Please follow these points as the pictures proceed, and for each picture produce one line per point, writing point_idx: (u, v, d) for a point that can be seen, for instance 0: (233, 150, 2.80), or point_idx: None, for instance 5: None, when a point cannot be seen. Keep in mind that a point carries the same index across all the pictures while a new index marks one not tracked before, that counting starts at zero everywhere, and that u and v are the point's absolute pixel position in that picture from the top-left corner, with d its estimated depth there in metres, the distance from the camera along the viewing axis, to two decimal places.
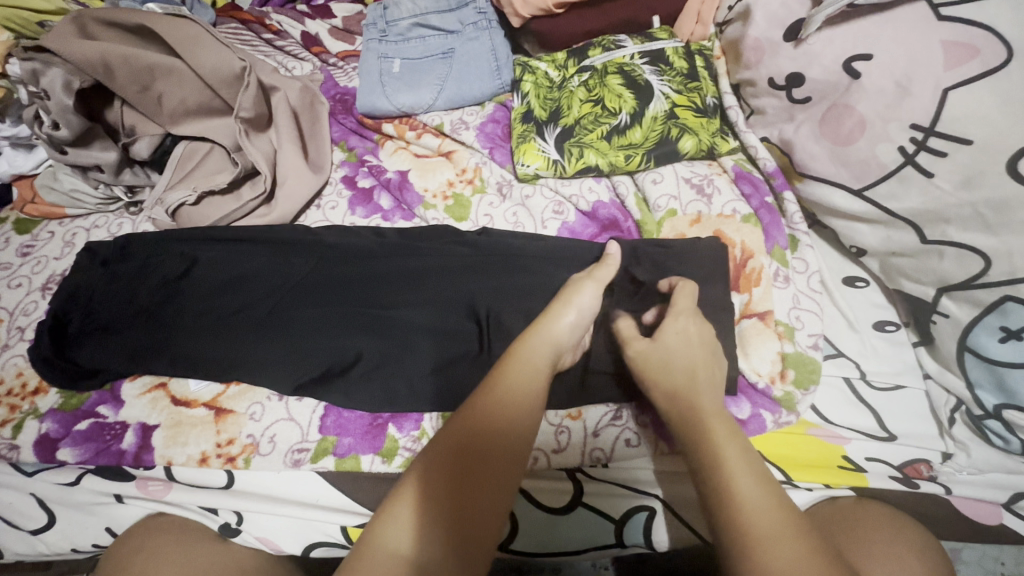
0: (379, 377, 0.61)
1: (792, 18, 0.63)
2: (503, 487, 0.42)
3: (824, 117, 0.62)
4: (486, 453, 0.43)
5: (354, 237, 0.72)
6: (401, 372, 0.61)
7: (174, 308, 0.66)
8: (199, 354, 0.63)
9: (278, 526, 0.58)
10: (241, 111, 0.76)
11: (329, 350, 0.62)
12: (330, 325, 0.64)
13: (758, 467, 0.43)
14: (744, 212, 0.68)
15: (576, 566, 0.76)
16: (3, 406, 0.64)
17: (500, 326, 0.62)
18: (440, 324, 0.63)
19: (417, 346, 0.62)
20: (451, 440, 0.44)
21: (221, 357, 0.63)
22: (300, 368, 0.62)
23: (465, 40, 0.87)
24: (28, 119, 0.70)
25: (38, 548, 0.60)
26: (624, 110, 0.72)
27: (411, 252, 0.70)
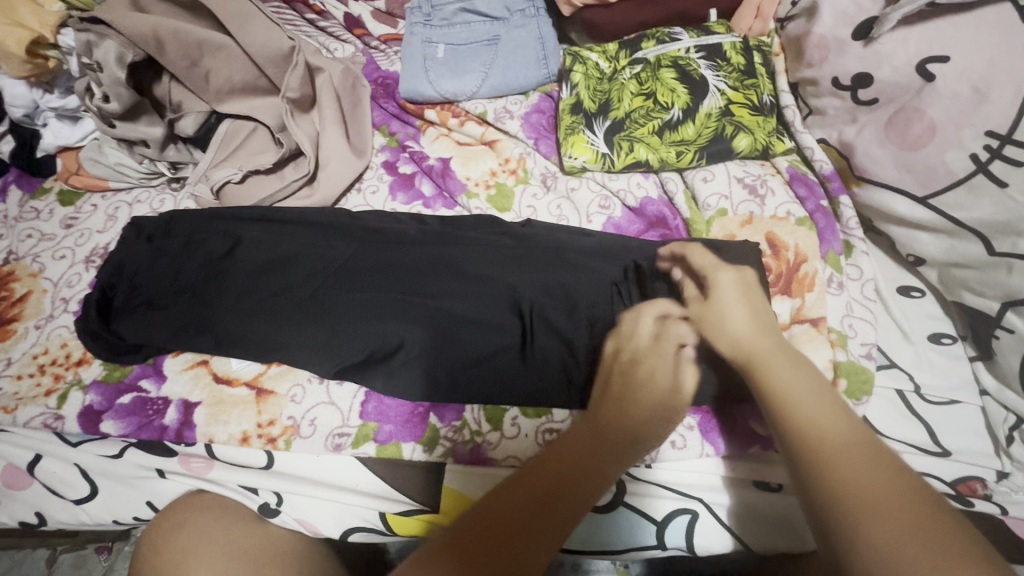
0: (421, 365, 0.60)
1: (862, 15, 0.61)
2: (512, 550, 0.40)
3: (890, 120, 0.60)
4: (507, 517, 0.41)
5: (397, 223, 0.71)
6: (442, 361, 0.60)
7: (217, 285, 0.65)
8: (243, 334, 0.63)
9: (316, 510, 0.58)
10: (288, 91, 0.76)
11: (376, 336, 0.61)
12: (380, 311, 0.63)
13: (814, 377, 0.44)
14: (798, 215, 0.67)
15: (595, 563, 0.76)
16: (47, 375, 0.64)
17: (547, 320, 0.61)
18: (482, 316, 0.62)
19: (460, 336, 0.61)
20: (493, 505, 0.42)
21: (264, 338, 0.62)
22: (347, 353, 0.61)
23: (512, 28, 0.85)
24: (79, 90, 0.70)
25: (80, 517, 0.61)
26: (677, 105, 0.70)
27: (453, 240, 0.69)
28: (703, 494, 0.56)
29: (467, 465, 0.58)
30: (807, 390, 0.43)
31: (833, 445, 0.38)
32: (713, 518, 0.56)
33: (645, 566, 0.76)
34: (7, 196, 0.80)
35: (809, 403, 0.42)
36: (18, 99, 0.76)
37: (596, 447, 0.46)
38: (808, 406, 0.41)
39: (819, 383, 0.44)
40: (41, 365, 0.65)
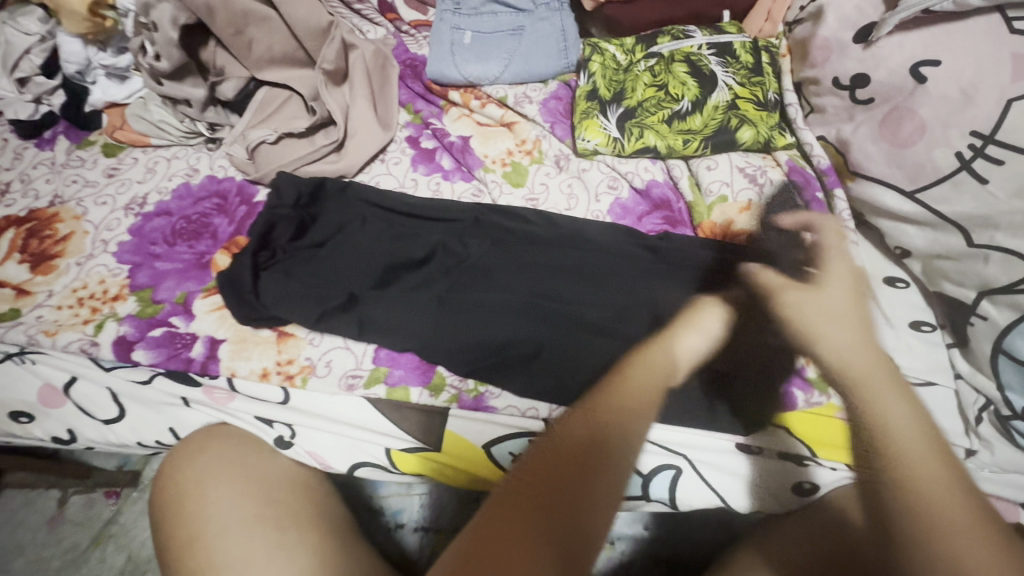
0: (451, 338, 0.63)
1: (864, 21, 0.66)
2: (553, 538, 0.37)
3: (884, 118, 0.64)
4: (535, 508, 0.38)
5: (494, 208, 0.74)
6: (471, 336, 0.63)
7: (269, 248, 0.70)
8: (286, 295, 0.66)
9: (326, 443, 0.63)
10: (324, 63, 0.81)
11: (496, 334, 0.63)
12: (509, 311, 0.64)
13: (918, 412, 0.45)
14: (794, 204, 0.71)
15: None
16: (85, 307, 0.69)
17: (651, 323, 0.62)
18: (586, 317, 0.63)
19: (491, 315, 0.64)
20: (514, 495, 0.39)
21: (305, 300, 0.66)
22: (459, 347, 0.63)
23: (535, 19, 0.90)
24: (134, 49, 0.76)
25: (108, 437, 0.66)
26: (686, 97, 0.75)
27: (490, 226, 0.73)
28: (689, 452, 0.59)
29: (471, 412, 0.61)
30: (914, 440, 0.42)
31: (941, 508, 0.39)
32: (695, 475, 0.59)
33: (631, 545, 0.77)
34: (55, 145, 0.85)
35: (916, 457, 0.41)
36: (73, 55, 0.83)
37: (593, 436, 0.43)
38: (920, 462, 0.41)
39: (920, 421, 0.44)
40: (80, 298, 0.70)
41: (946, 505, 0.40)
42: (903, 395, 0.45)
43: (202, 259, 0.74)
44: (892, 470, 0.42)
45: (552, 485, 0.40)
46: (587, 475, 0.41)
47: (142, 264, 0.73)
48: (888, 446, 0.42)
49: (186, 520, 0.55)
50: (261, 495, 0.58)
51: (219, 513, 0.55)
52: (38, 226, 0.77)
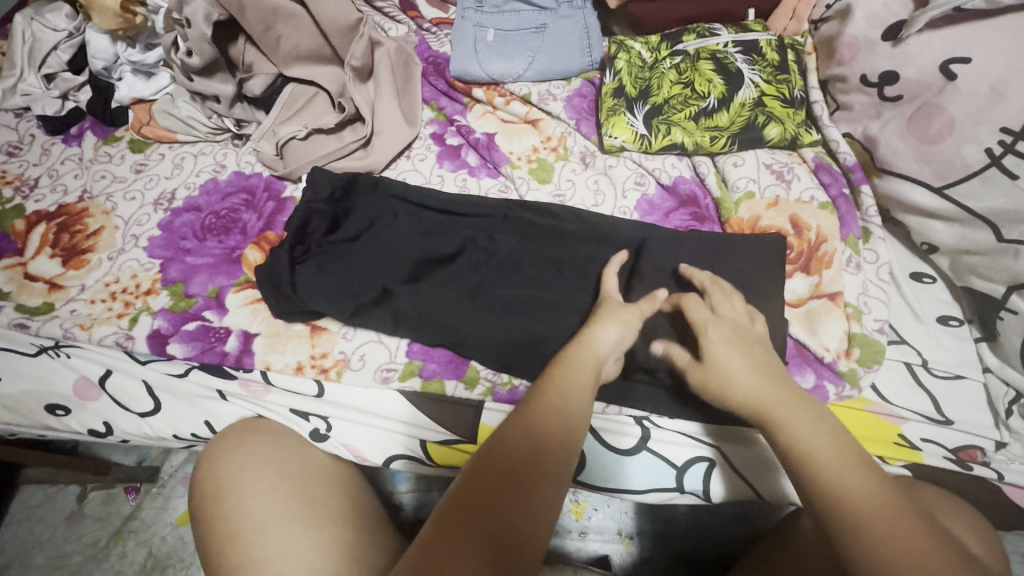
0: (481, 332, 0.63)
1: (893, 19, 0.67)
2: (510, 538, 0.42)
3: (913, 115, 0.65)
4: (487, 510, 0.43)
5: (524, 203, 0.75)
6: (501, 331, 0.63)
7: (305, 241, 0.71)
8: (320, 287, 0.66)
9: (362, 436, 0.63)
10: (352, 60, 0.82)
11: (526, 329, 0.63)
12: (539, 305, 0.64)
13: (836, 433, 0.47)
14: (821, 200, 0.71)
15: (603, 532, 0.82)
16: (118, 301, 0.70)
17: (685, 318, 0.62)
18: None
19: (522, 310, 0.64)
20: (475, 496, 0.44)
21: (338, 292, 0.66)
22: (491, 342, 0.63)
23: (559, 17, 0.91)
24: (167, 44, 0.77)
25: (144, 430, 0.66)
26: (713, 95, 0.76)
27: (525, 220, 0.73)
28: (722, 444, 0.59)
29: (506, 404, 0.62)
30: (831, 450, 0.45)
31: (862, 507, 0.43)
32: (731, 468, 0.59)
33: (650, 541, 0.81)
34: (83, 140, 0.86)
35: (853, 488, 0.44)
36: (101, 52, 0.84)
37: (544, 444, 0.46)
38: (829, 465, 0.45)
39: (832, 427, 0.48)
40: (113, 292, 0.71)
41: (870, 504, 0.43)
42: (817, 417, 0.48)
43: (233, 254, 0.74)
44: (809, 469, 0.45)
45: (479, 500, 0.43)
46: (527, 490, 0.44)
47: (173, 258, 0.74)
48: (803, 452, 0.46)
49: (225, 515, 0.56)
50: (298, 491, 0.58)
51: (258, 509, 0.56)
52: (68, 221, 0.77)
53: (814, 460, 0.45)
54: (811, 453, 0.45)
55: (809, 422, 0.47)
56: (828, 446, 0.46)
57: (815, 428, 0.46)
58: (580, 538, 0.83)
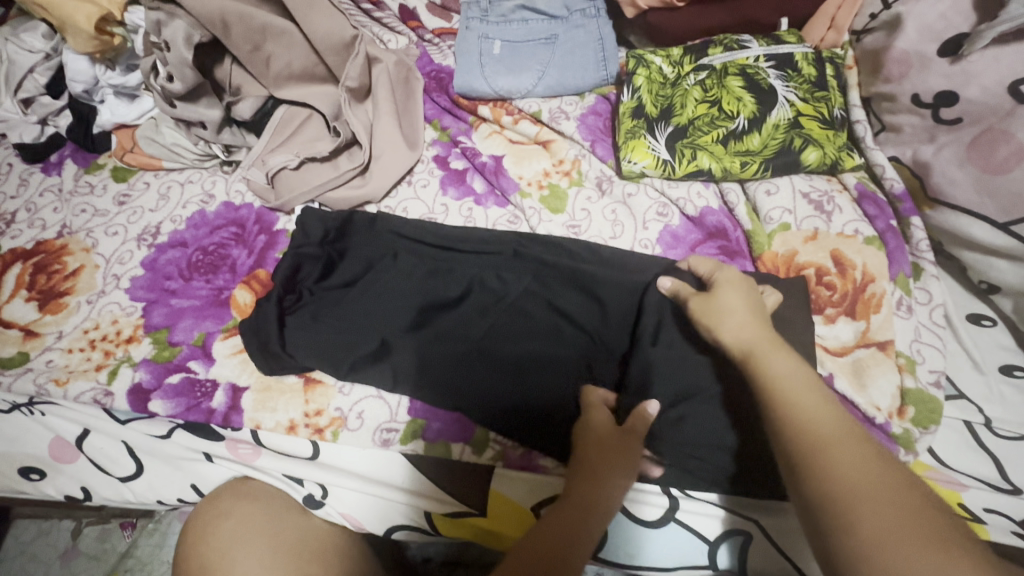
0: (488, 393, 0.57)
1: (951, 32, 0.59)
2: None
3: (974, 141, 0.57)
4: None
5: (535, 238, 0.69)
6: (510, 392, 0.57)
7: (295, 289, 0.65)
8: (312, 341, 0.61)
9: (360, 505, 0.58)
10: (347, 81, 0.76)
11: (541, 392, 0.57)
12: (554, 363, 0.59)
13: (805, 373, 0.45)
14: (867, 233, 0.64)
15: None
16: (97, 350, 0.65)
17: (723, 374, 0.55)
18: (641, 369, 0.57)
19: (532, 368, 0.59)
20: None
21: (331, 348, 0.60)
22: (500, 405, 0.57)
23: (570, 27, 0.84)
24: (145, 69, 0.71)
25: (125, 494, 0.61)
26: (743, 114, 0.69)
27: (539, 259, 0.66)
28: (759, 515, 0.53)
29: (518, 471, 0.56)
30: (797, 381, 0.44)
31: (828, 441, 0.40)
32: (770, 544, 0.53)
33: None
34: (63, 169, 0.80)
35: (805, 405, 0.42)
36: (80, 74, 0.78)
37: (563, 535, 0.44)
38: (796, 397, 0.43)
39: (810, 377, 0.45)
40: (91, 340, 0.65)
41: (822, 425, 0.41)
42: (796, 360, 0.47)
43: (221, 295, 0.68)
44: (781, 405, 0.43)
45: None
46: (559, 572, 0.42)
47: (157, 301, 0.68)
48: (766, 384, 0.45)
49: None
50: (291, 568, 0.53)
51: None
52: (45, 260, 0.72)
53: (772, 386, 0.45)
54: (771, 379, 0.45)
55: (786, 361, 0.46)
56: (795, 378, 0.44)
57: (789, 365, 0.45)
58: None
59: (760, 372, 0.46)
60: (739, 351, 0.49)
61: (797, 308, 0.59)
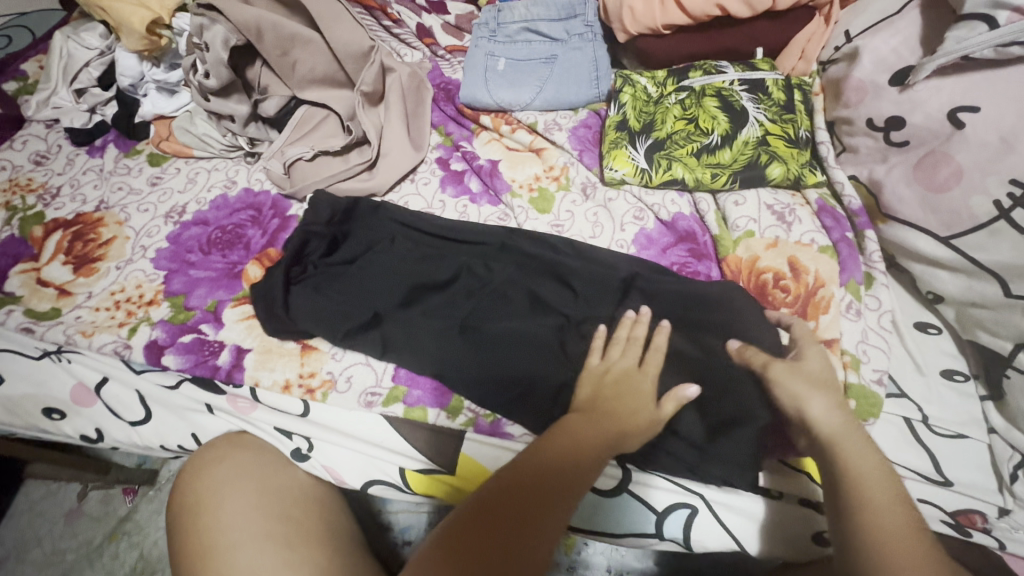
0: (464, 367, 0.63)
1: (901, 64, 0.66)
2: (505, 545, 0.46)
3: (919, 162, 0.63)
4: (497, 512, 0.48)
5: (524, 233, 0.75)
6: (485, 368, 0.63)
7: (302, 262, 0.72)
8: (313, 309, 0.68)
9: (343, 459, 0.64)
10: (362, 85, 0.84)
11: (513, 367, 0.63)
12: (528, 342, 0.64)
13: (884, 470, 0.49)
14: (822, 243, 0.70)
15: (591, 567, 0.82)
16: (121, 310, 0.72)
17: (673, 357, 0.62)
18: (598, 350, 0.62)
19: (508, 347, 0.64)
20: (486, 506, 0.48)
21: (327, 315, 0.67)
22: (477, 378, 0.63)
23: (569, 49, 0.92)
24: (186, 66, 0.80)
25: (133, 438, 0.68)
26: (716, 132, 0.75)
27: (523, 252, 0.72)
28: (705, 491, 0.59)
29: (487, 436, 0.62)
30: (879, 478, 0.48)
31: (896, 541, 0.44)
32: (711, 516, 0.58)
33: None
34: (105, 152, 0.90)
35: (887, 503, 0.47)
36: (128, 70, 0.89)
37: (544, 478, 0.50)
38: (877, 498, 0.47)
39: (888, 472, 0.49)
40: (117, 301, 0.73)
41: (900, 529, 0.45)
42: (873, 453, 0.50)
43: (234, 269, 0.76)
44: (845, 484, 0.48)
45: (488, 513, 0.48)
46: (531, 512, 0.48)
47: (177, 271, 0.76)
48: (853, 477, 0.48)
49: (202, 530, 0.56)
50: (276, 509, 0.59)
51: (233, 527, 0.56)
52: (83, 230, 0.80)
53: (858, 482, 0.48)
54: (854, 473, 0.48)
55: (865, 450, 0.50)
56: (875, 474, 0.48)
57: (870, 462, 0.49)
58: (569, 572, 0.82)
59: (842, 462, 0.49)
60: (822, 435, 0.51)
61: (753, 306, 0.64)
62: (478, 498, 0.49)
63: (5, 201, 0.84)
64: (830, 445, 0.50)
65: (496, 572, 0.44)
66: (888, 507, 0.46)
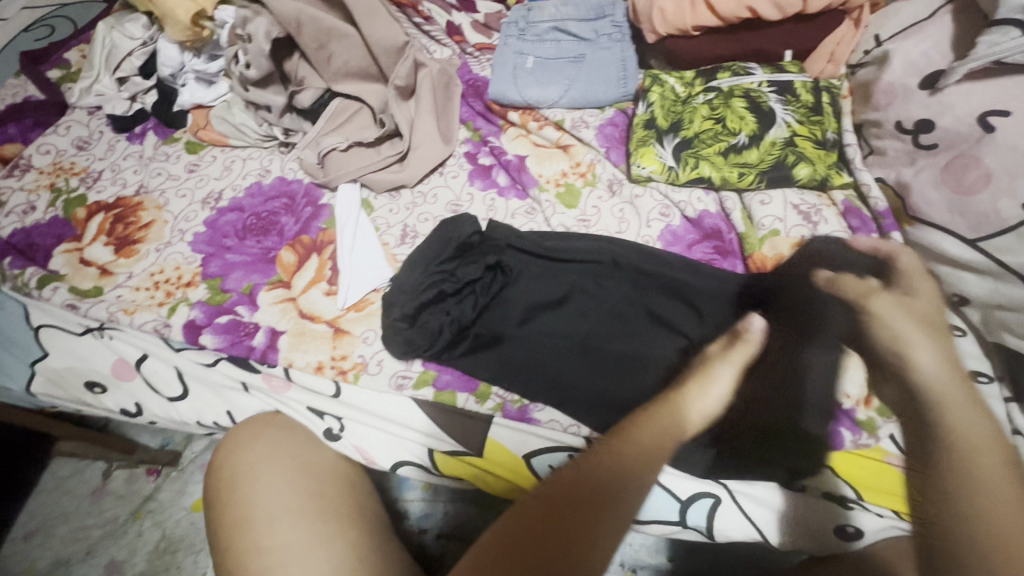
0: (591, 390, 0.63)
1: (931, 68, 0.67)
2: (573, 524, 0.46)
3: (947, 165, 0.64)
4: (557, 502, 0.48)
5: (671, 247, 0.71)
6: (607, 391, 0.63)
7: (412, 267, 0.71)
8: (490, 330, 0.69)
9: (373, 440, 0.66)
10: (395, 79, 0.87)
11: (631, 390, 0.63)
12: (642, 363, 0.64)
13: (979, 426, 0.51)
14: (848, 243, 0.71)
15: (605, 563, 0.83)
16: (161, 290, 0.74)
17: (766, 374, 0.62)
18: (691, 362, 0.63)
19: (623, 369, 0.64)
20: (554, 487, 0.50)
21: (495, 336, 0.68)
22: (591, 399, 0.63)
23: (597, 49, 0.93)
24: (229, 56, 0.84)
25: (171, 413, 0.70)
26: (744, 131, 0.76)
27: (645, 270, 0.71)
28: (728, 481, 0.60)
29: (515, 422, 0.64)
30: (988, 434, 0.51)
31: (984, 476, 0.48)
32: (734, 506, 0.59)
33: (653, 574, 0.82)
34: (144, 139, 0.92)
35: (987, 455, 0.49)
36: (170, 60, 0.92)
37: (607, 476, 0.50)
38: (982, 451, 0.50)
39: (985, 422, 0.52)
40: (156, 281, 0.75)
41: (983, 460, 0.49)
42: (970, 407, 0.53)
43: (269, 254, 0.78)
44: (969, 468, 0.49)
45: (557, 505, 0.48)
46: (594, 510, 0.47)
47: (214, 254, 0.78)
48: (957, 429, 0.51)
49: (237, 502, 0.58)
50: (308, 485, 0.60)
51: (266, 501, 0.58)
52: (123, 213, 0.83)
53: (951, 429, 0.51)
54: (948, 422, 0.52)
55: (963, 404, 0.53)
56: (973, 417, 0.52)
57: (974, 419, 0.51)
58: None
59: (937, 417, 0.52)
60: (928, 391, 0.54)
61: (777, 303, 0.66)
62: (536, 496, 0.49)
63: (49, 183, 0.87)
64: (935, 399, 0.54)
65: (557, 552, 0.44)
66: (979, 444, 0.50)
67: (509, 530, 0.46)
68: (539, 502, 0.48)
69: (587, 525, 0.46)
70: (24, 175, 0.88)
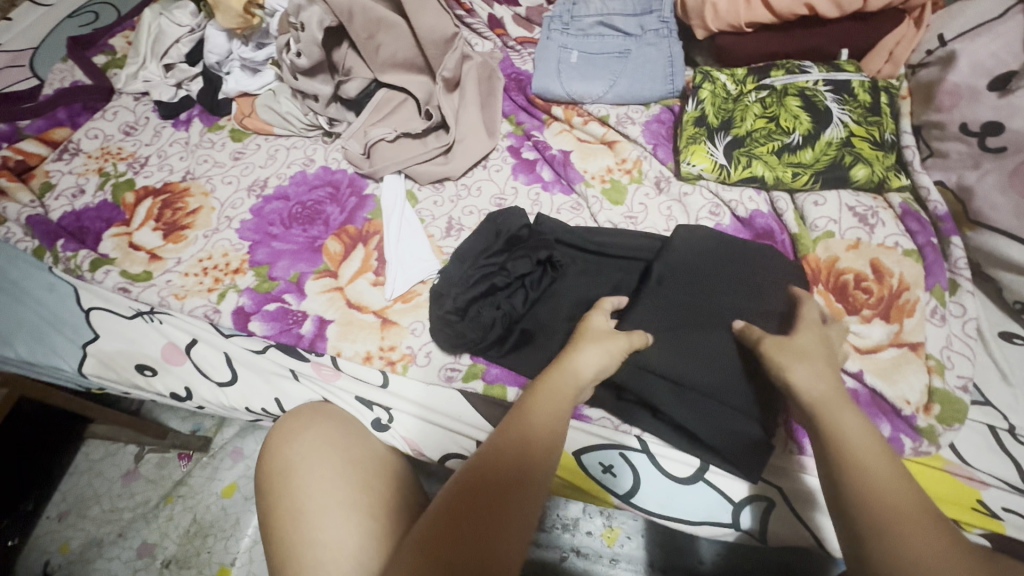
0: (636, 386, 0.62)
1: (1001, 69, 0.65)
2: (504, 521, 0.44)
3: (1016, 169, 0.62)
4: (483, 490, 0.46)
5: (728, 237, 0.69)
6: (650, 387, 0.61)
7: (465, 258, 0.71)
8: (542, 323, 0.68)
9: (422, 432, 0.65)
10: (443, 71, 0.86)
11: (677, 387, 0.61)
12: None
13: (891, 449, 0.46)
14: (906, 247, 0.69)
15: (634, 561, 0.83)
16: (209, 276, 0.75)
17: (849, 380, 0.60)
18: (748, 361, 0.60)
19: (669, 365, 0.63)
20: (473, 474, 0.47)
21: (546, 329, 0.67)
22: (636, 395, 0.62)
23: (643, 44, 0.92)
24: (280, 45, 0.84)
25: (219, 398, 0.70)
26: (798, 131, 0.75)
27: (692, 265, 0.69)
28: (784, 486, 0.58)
29: None
30: (874, 450, 0.45)
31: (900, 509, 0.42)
32: (790, 511, 0.58)
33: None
34: (190, 126, 0.93)
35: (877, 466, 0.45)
36: (217, 47, 0.92)
37: (524, 456, 0.48)
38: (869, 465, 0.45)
39: (879, 437, 0.47)
40: (205, 267, 0.76)
41: (894, 491, 0.43)
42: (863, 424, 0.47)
43: (315, 243, 0.78)
44: (854, 480, 0.44)
45: (474, 494, 0.46)
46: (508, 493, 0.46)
47: (260, 242, 0.78)
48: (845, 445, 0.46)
49: (291, 495, 0.57)
50: (360, 478, 0.59)
51: (320, 494, 0.56)
52: (170, 199, 0.83)
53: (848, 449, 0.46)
54: (845, 441, 0.46)
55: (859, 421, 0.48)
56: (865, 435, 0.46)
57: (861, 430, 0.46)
58: (610, 564, 0.84)
59: (833, 431, 0.47)
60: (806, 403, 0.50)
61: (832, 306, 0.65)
62: (457, 485, 0.47)
63: (97, 167, 0.88)
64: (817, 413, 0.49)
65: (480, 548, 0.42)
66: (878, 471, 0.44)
67: (424, 528, 0.44)
68: (465, 493, 0.46)
69: (509, 498, 0.46)
70: (73, 160, 0.89)
